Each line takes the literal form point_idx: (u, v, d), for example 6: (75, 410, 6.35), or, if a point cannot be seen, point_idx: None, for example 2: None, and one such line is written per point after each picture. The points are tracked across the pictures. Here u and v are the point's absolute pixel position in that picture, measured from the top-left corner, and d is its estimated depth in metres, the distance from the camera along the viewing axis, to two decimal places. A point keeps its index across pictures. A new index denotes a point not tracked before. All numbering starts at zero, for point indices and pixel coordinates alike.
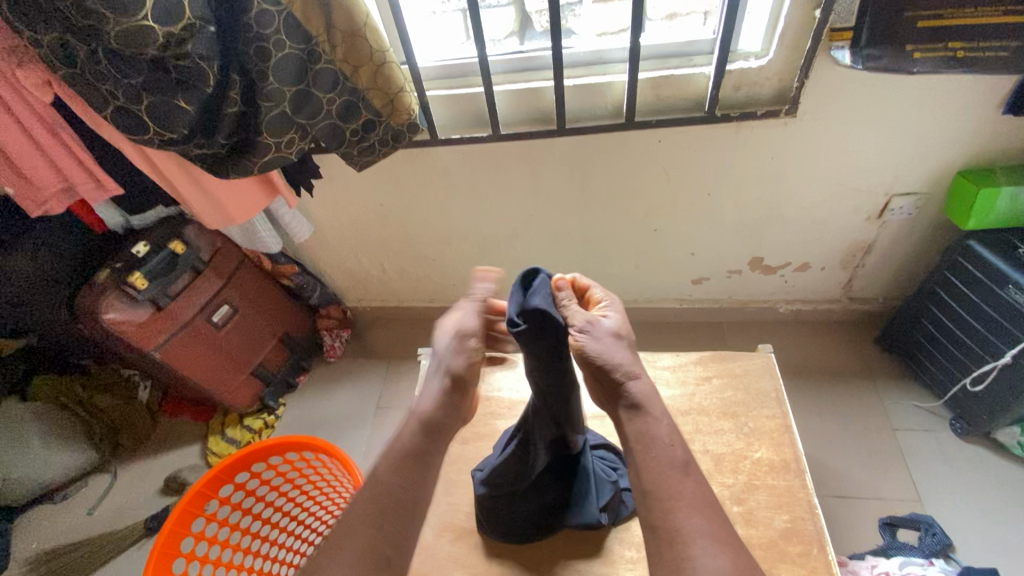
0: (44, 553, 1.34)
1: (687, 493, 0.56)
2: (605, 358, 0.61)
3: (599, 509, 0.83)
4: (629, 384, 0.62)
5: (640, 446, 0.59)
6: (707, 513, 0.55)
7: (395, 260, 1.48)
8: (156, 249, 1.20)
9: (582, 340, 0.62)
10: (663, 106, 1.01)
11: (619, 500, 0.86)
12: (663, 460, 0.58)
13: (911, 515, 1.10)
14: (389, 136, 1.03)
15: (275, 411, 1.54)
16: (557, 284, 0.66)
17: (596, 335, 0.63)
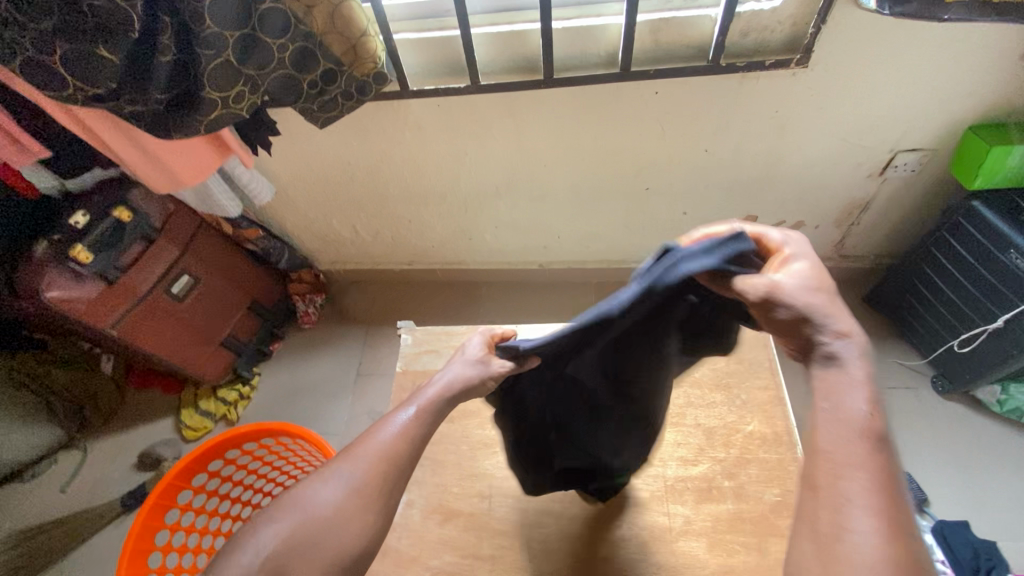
0: (17, 533, 1.30)
1: (871, 468, 0.40)
2: (809, 313, 0.45)
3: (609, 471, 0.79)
4: (833, 343, 0.45)
5: (827, 402, 0.43)
6: (894, 500, 0.40)
7: (368, 221, 1.37)
8: (97, 217, 1.08)
9: (789, 282, 0.46)
10: (662, 53, 0.89)
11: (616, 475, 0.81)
12: (842, 421, 0.42)
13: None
14: (352, 89, 0.91)
15: (250, 381, 1.48)
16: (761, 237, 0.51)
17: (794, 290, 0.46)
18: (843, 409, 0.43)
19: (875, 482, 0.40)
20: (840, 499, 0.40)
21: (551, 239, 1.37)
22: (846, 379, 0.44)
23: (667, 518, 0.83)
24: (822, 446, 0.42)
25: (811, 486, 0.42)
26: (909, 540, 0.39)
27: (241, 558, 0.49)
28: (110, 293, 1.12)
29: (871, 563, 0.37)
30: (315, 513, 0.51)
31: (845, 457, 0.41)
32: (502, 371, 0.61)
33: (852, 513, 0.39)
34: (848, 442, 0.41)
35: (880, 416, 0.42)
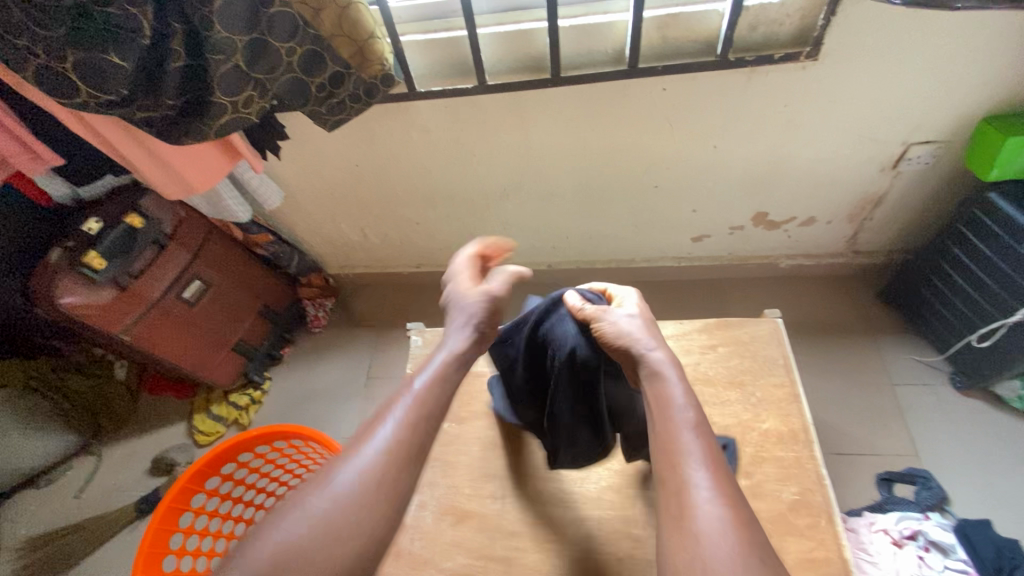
0: (33, 540, 1.31)
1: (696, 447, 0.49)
2: (625, 336, 0.60)
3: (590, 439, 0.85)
4: (650, 354, 0.58)
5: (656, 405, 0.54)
6: (722, 473, 0.48)
7: (376, 224, 1.38)
8: (110, 224, 1.09)
9: (607, 319, 0.63)
10: (669, 49, 0.89)
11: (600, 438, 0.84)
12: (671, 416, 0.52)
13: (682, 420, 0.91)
14: (360, 91, 0.91)
15: (261, 386, 1.48)
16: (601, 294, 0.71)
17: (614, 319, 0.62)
18: (669, 412, 0.52)
19: (708, 459, 0.49)
20: (682, 485, 0.47)
21: (559, 240, 1.37)
22: (666, 387, 0.55)
23: None
24: (660, 448, 0.51)
25: (663, 485, 0.48)
26: (745, 499, 0.46)
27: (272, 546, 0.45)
28: (121, 299, 1.12)
29: (710, 523, 0.44)
30: (347, 491, 0.48)
31: (680, 448, 0.50)
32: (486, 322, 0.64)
33: (695, 491, 0.46)
34: (677, 434, 0.50)
35: (699, 409, 0.53)
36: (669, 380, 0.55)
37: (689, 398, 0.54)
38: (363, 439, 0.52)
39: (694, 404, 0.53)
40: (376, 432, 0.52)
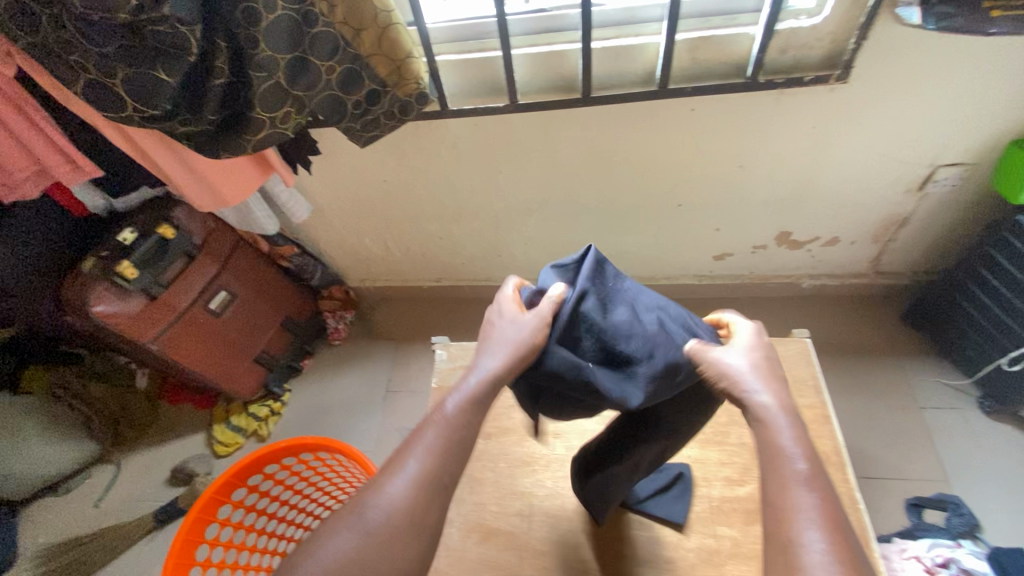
0: (52, 547, 1.31)
1: (809, 506, 0.45)
2: (740, 373, 0.55)
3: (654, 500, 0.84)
4: (764, 396, 0.53)
5: (768, 458, 0.49)
6: (840, 536, 0.44)
7: (400, 238, 1.39)
8: (144, 234, 1.11)
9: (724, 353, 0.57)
10: (700, 71, 0.90)
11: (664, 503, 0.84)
12: (779, 471, 0.48)
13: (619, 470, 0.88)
14: (395, 109, 0.93)
15: (281, 397, 1.49)
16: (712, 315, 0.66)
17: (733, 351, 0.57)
18: (785, 468, 0.48)
19: (833, 536, 0.43)
20: (796, 550, 0.43)
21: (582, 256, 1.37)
22: (793, 440, 0.50)
23: (714, 540, 0.81)
24: (775, 509, 0.46)
25: (772, 548, 0.45)
26: (869, 574, 0.42)
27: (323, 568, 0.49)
28: (151, 308, 1.14)
29: None
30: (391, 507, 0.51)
31: (793, 513, 0.45)
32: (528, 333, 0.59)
33: (807, 564, 0.42)
34: (795, 501, 0.46)
35: (816, 466, 0.48)
36: (788, 429, 0.51)
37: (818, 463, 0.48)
38: (388, 470, 0.53)
39: (815, 458, 0.49)
40: (398, 472, 0.53)
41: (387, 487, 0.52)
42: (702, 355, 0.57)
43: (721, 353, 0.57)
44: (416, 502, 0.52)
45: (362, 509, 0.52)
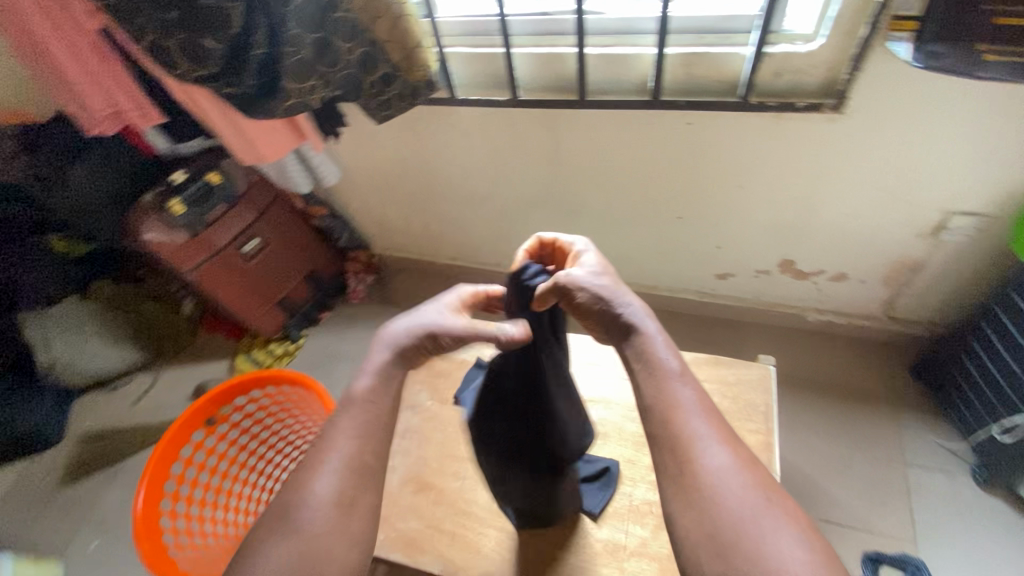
0: (94, 432, 1.55)
1: (706, 422, 0.52)
2: (601, 291, 0.60)
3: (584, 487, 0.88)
4: (628, 310, 0.59)
5: (661, 397, 0.53)
6: (728, 438, 0.52)
7: (418, 214, 1.49)
8: (193, 178, 1.29)
9: (577, 276, 0.61)
10: (694, 85, 0.92)
11: (589, 493, 0.88)
12: (679, 401, 0.52)
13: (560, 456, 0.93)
14: (406, 92, 1.02)
15: (297, 341, 1.65)
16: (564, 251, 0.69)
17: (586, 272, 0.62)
18: (676, 393, 0.53)
19: (727, 446, 0.50)
20: (703, 475, 0.48)
21: None
22: (665, 358, 0.55)
23: (624, 536, 0.84)
24: (675, 439, 0.51)
25: (682, 479, 0.49)
26: (749, 455, 0.51)
27: None
28: (192, 244, 1.30)
29: (740, 496, 0.47)
30: (327, 505, 0.52)
31: (695, 440, 0.50)
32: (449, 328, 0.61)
33: (719, 483, 0.48)
34: (691, 426, 0.51)
35: (696, 380, 0.55)
36: (664, 351, 0.56)
37: (688, 371, 0.56)
38: (311, 471, 0.54)
39: (689, 372, 0.55)
40: (319, 471, 0.54)
41: (312, 487, 0.53)
42: (552, 283, 0.61)
43: (580, 276, 0.61)
44: (347, 490, 0.53)
45: (287, 509, 0.53)
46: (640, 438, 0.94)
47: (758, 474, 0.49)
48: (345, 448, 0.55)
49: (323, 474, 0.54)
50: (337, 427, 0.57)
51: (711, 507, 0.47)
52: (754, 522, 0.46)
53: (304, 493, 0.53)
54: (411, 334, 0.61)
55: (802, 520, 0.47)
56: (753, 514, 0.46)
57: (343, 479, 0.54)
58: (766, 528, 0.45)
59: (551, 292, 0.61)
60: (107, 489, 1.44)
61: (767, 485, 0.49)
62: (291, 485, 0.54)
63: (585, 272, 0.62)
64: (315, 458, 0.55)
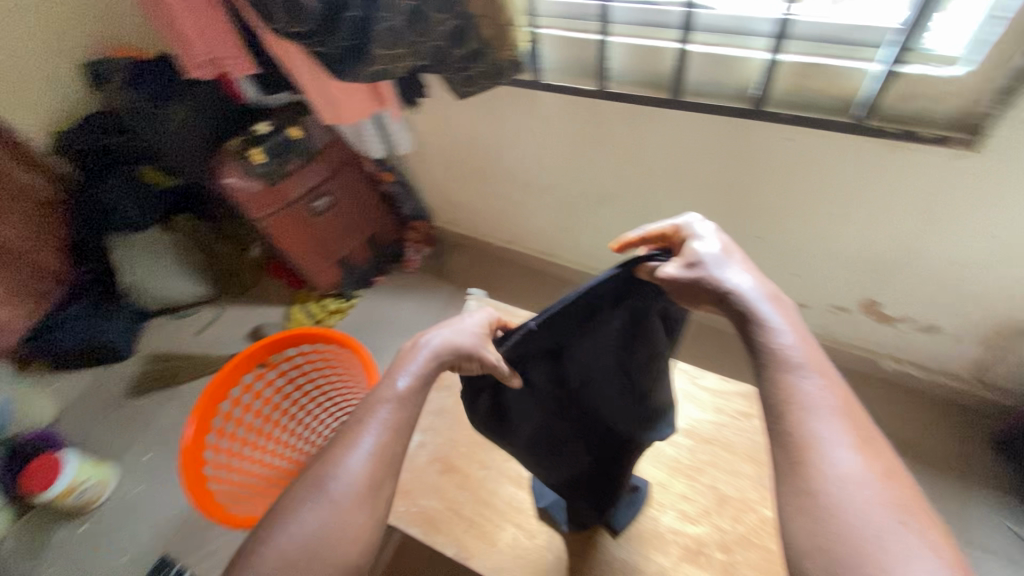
0: (160, 354, 1.67)
1: (828, 418, 0.41)
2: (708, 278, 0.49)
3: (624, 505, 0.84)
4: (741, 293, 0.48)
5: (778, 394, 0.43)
6: (861, 440, 0.41)
7: (484, 194, 1.48)
8: (275, 130, 1.36)
9: (679, 268, 0.50)
10: (803, 99, 0.84)
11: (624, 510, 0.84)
12: (794, 395, 0.42)
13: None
14: (492, 71, 0.99)
15: (350, 301, 1.68)
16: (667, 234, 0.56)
17: (690, 260, 0.51)
18: (796, 387, 0.43)
19: (858, 456, 0.39)
20: (819, 485, 0.38)
21: None
22: (786, 345, 0.45)
23: (644, 560, 0.81)
24: (789, 440, 0.41)
25: (795, 491, 0.39)
26: (891, 464, 0.40)
27: (271, 558, 0.43)
28: (268, 193, 1.36)
29: (868, 510, 0.36)
30: (348, 488, 0.46)
31: (814, 442, 0.40)
32: (485, 351, 0.54)
33: (841, 497, 0.37)
34: (814, 427, 0.41)
35: (822, 369, 0.44)
36: (782, 333, 0.46)
37: (820, 364, 0.44)
38: (340, 445, 0.48)
39: (816, 362, 0.44)
40: (350, 444, 0.48)
41: (337, 465, 0.47)
42: (681, 279, 0.50)
43: (678, 271, 0.50)
44: (376, 473, 0.47)
45: (315, 477, 0.47)
46: (677, 464, 0.89)
47: (897, 486, 0.38)
48: (377, 429, 0.49)
49: (351, 452, 0.48)
50: (369, 406, 0.50)
51: (828, 520, 0.37)
52: (888, 543, 0.35)
53: (329, 469, 0.47)
54: (451, 348, 0.53)
55: (957, 564, 0.35)
56: (885, 531, 0.35)
57: (371, 461, 0.47)
58: (906, 553, 0.34)
59: (674, 291, 0.51)
60: (164, 409, 1.56)
61: (906, 507, 0.37)
62: (324, 454, 0.49)
63: (691, 258, 0.51)
64: (346, 431, 0.49)
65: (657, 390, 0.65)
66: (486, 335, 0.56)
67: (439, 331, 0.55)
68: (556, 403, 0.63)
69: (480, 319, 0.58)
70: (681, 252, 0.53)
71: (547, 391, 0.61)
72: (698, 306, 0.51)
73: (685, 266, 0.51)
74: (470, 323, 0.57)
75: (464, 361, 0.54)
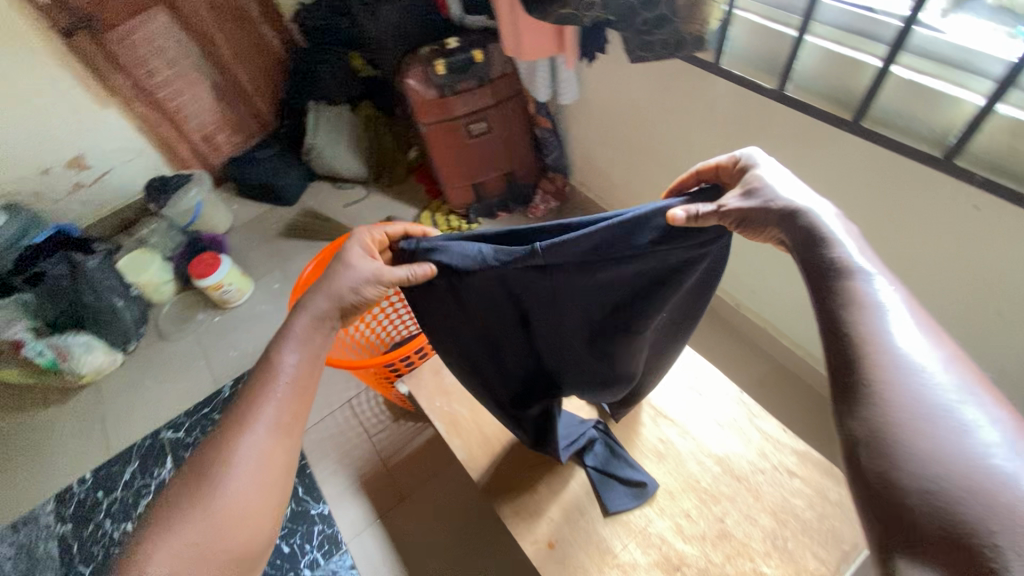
0: (313, 212, 1.97)
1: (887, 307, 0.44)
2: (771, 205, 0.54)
3: (614, 487, 0.87)
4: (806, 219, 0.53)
5: (839, 298, 0.46)
6: (923, 330, 0.42)
7: (625, 165, 1.48)
8: (463, 49, 1.48)
9: (741, 198, 0.56)
10: (1010, 165, 0.72)
11: (613, 492, 0.87)
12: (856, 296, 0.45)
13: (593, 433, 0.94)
14: (671, 41, 0.96)
15: (470, 224, 1.79)
16: (727, 166, 0.62)
17: (753, 190, 0.56)
18: (858, 292, 0.45)
19: (922, 349, 0.41)
20: (876, 369, 0.41)
21: (761, 289, 1.27)
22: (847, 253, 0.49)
23: (619, 546, 0.83)
24: (846, 335, 0.44)
25: (849, 384, 0.42)
26: (955, 353, 0.41)
27: (185, 539, 0.54)
28: (434, 103, 1.51)
29: (922, 389, 0.39)
30: (249, 463, 0.59)
31: (873, 334, 0.42)
32: (370, 275, 0.66)
33: (898, 381, 0.39)
34: (874, 323, 0.43)
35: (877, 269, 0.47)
36: (841, 251, 0.49)
37: (883, 269, 0.47)
38: (232, 437, 0.60)
39: (876, 269, 0.47)
40: (241, 435, 0.60)
41: (234, 454, 0.59)
42: (747, 206, 0.55)
43: (742, 199, 0.56)
44: (267, 448, 0.61)
45: (207, 478, 0.58)
46: (693, 481, 0.87)
47: (957, 368, 0.40)
48: (269, 416, 0.62)
49: (246, 442, 0.60)
50: (258, 395, 0.63)
51: (878, 400, 0.39)
52: (939, 415, 0.37)
53: (226, 460, 0.59)
54: (333, 290, 0.67)
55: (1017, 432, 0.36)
56: (937, 405, 0.37)
57: (266, 442, 0.61)
58: (955, 425, 0.36)
59: (739, 219, 0.56)
60: (301, 255, 1.85)
61: (969, 386, 0.39)
62: (212, 458, 0.59)
63: (758, 190, 0.56)
64: (237, 424, 0.61)
65: (639, 342, 0.74)
66: (365, 258, 0.68)
67: (325, 278, 0.68)
68: (557, 328, 0.72)
69: (361, 250, 0.69)
70: (745, 184, 0.58)
71: (548, 314, 0.70)
72: (762, 234, 0.56)
73: (752, 195, 0.56)
74: (350, 260, 0.68)
75: (352, 287, 0.67)
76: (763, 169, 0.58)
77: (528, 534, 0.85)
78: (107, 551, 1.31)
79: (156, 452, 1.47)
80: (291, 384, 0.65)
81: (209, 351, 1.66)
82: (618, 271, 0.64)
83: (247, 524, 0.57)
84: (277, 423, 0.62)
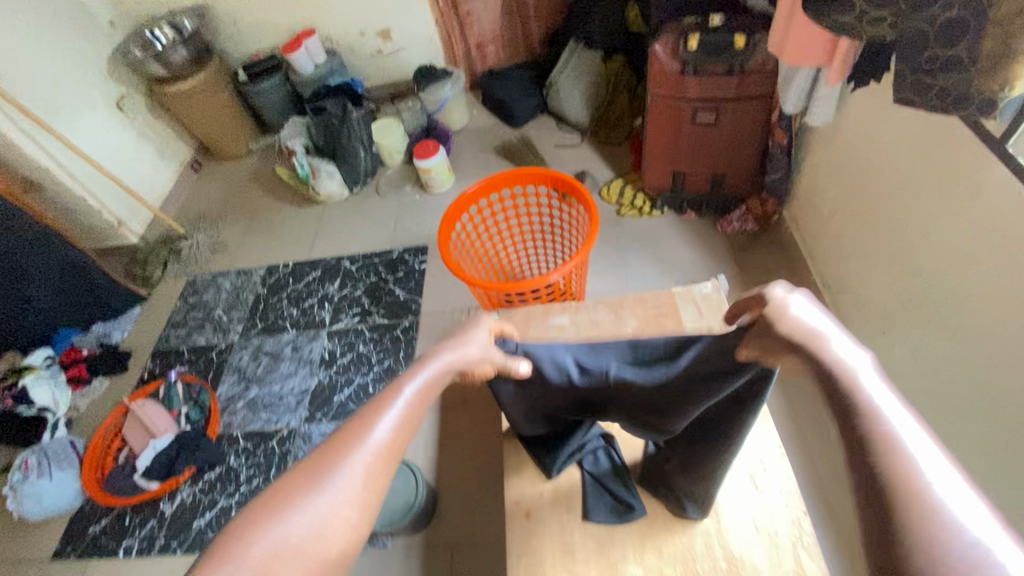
0: (527, 140, 2.11)
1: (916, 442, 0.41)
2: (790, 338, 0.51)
3: (604, 504, 0.87)
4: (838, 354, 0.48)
5: (865, 443, 0.42)
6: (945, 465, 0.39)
7: (849, 218, 1.24)
8: (726, 29, 1.35)
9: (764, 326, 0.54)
10: None
11: (601, 507, 0.87)
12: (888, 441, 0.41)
13: (597, 440, 0.92)
14: (954, 95, 0.75)
15: (653, 209, 1.72)
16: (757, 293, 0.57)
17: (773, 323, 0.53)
18: (880, 432, 0.42)
19: (960, 495, 0.38)
20: (910, 534, 0.37)
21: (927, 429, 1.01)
22: (877, 399, 0.44)
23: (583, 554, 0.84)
24: (873, 488, 0.40)
25: (891, 556, 0.38)
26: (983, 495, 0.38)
27: (272, 540, 0.44)
28: (669, 76, 1.44)
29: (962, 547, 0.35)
30: (353, 478, 0.49)
31: (898, 486, 0.39)
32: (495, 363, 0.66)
33: (942, 549, 0.36)
34: (900, 469, 0.39)
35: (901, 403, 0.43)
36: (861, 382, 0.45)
37: (899, 399, 0.44)
38: (336, 445, 0.50)
39: (889, 398, 0.44)
40: (351, 446, 0.50)
41: (343, 468, 0.48)
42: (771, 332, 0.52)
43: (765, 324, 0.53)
44: (376, 465, 0.50)
45: (312, 474, 0.48)
46: (689, 552, 0.82)
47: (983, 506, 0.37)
48: (381, 432, 0.52)
49: (356, 456, 0.49)
50: (369, 406, 0.53)
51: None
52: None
53: (331, 471, 0.48)
54: (462, 360, 0.62)
55: None
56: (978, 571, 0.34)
57: (376, 452, 0.51)
58: None
59: (762, 344, 0.55)
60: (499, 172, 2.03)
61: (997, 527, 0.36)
62: (312, 465, 0.49)
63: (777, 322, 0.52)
64: (342, 435, 0.51)
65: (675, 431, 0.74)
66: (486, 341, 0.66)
67: (449, 347, 0.62)
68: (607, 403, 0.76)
69: (480, 335, 0.66)
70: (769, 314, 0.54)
71: (596, 393, 0.74)
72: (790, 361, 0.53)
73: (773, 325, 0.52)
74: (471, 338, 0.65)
75: (476, 365, 0.64)
76: (796, 303, 0.52)
77: (516, 492, 0.91)
78: (275, 320, 1.77)
79: (332, 272, 1.87)
80: (408, 407, 0.55)
81: (398, 217, 1.99)
82: (673, 380, 0.67)
83: (340, 538, 0.47)
84: (389, 439, 0.52)
